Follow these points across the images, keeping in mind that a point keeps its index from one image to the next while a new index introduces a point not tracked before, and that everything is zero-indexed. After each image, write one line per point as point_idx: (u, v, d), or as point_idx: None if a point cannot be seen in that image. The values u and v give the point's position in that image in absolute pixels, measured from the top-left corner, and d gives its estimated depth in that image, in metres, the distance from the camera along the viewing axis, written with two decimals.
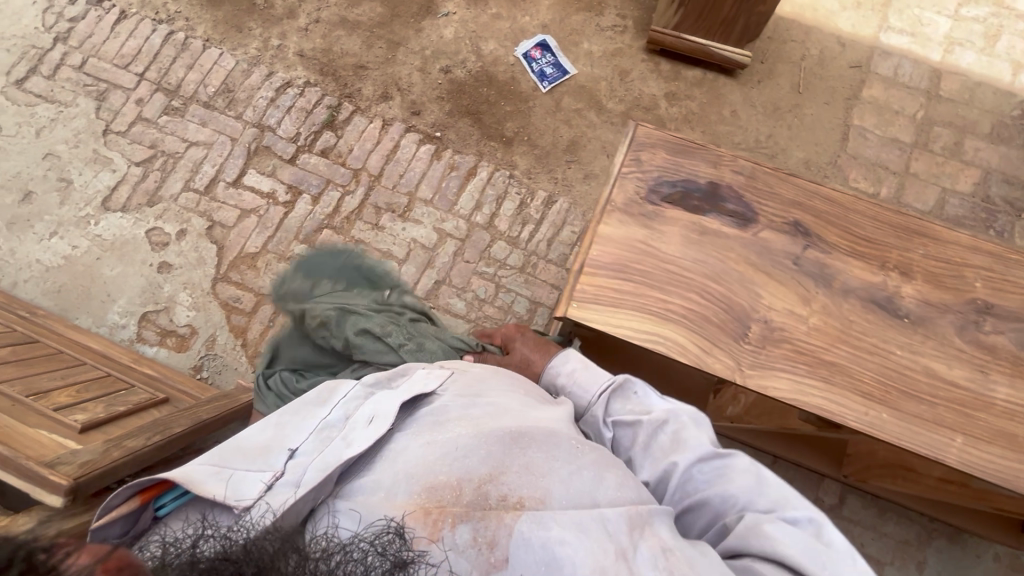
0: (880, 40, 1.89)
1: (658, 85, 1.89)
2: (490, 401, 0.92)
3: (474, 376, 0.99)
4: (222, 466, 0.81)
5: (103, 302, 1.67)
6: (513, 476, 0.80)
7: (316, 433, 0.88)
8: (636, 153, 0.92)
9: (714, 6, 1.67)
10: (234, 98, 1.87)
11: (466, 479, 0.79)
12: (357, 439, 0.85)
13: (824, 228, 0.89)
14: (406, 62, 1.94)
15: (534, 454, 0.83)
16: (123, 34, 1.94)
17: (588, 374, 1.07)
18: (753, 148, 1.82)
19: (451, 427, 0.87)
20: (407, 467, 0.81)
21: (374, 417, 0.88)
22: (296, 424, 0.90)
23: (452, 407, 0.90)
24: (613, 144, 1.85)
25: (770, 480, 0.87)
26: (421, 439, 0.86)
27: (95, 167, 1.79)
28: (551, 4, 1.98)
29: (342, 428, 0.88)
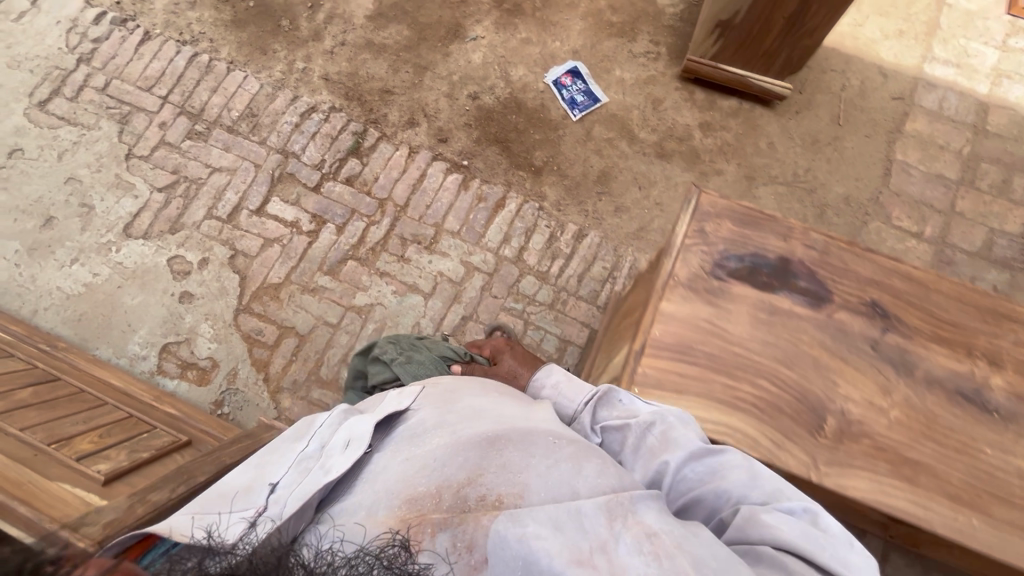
0: (924, 71, 1.83)
1: (692, 114, 1.84)
2: (464, 404, 0.87)
3: (445, 383, 0.94)
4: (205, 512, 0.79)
5: (124, 332, 1.64)
6: (492, 476, 0.74)
7: (294, 466, 0.85)
8: (701, 224, 1.00)
9: (756, 36, 1.58)
10: (258, 123, 1.83)
11: (445, 486, 0.73)
12: (334, 463, 0.81)
13: (906, 312, 0.94)
14: (433, 87, 1.89)
15: (514, 451, 0.77)
16: (147, 56, 1.91)
17: (573, 384, 0.93)
18: (791, 182, 1.76)
19: (428, 438, 0.81)
20: (386, 485, 0.76)
21: (350, 440, 0.84)
22: (277, 461, 0.89)
23: (427, 418, 0.85)
24: (645, 176, 1.79)
25: (764, 473, 0.77)
26: (399, 454, 0.80)
27: (117, 192, 1.76)
28: (583, 28, 1.93)
29: (319, 457, 0.85)
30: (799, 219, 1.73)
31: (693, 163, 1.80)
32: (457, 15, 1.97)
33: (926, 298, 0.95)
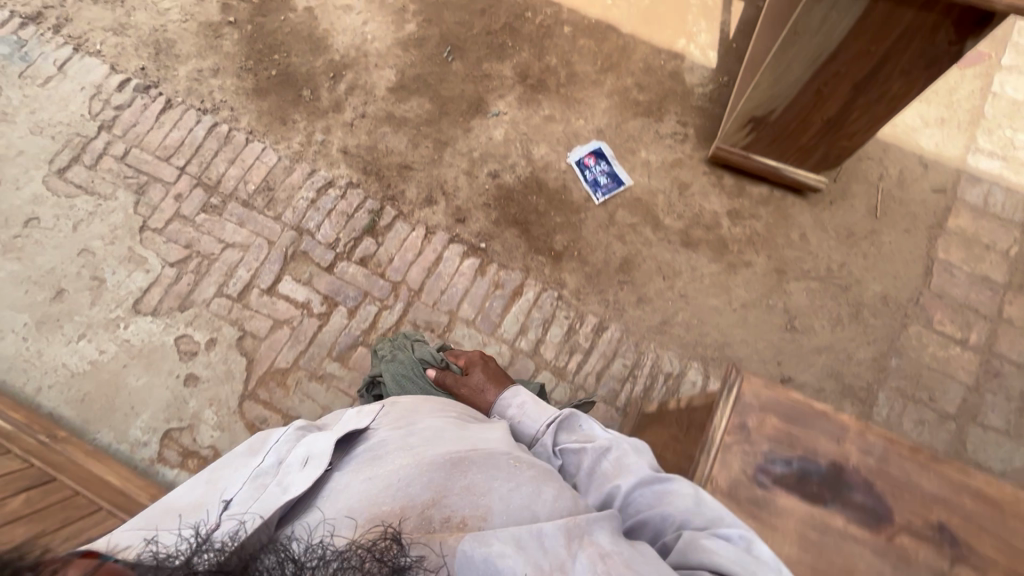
0: (968, 163, 1.74)
1: (720, 201, 1.77)
2: (424, 429, 0.96)
3: (405, 409, 1.03)
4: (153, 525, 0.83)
5: (126, 415, 1.59)
6: (455, 497, 0.81)
7: (252, 482, 0.90)
8: (742, 419, 0.97)
9: (792, 132, 1.49)
10: (274, 197, 1.80)
11: (410, 503, 0.80)
12: (294, 483, 0.86)
13: (977, 537, 0.88)
14: (452, 163, 1.85)
15: (474, 474, 0.85)
16: (167, 124, 1.90)
17: (537, 406, 1.12)
18: (824, 278, 1.68)
19: (390, 459, 0.88)
20: (350, 502, 0.81)
21: (310, 459, 0.90)
22: (229, 476, 0.95)
23: (388, 441, 0.93)
24: (670, 265, 1.71)
25: (707, 501, 0.87)
26: (361, 474, 0.86)
27: (129, 266, 1.74)
28: (608, 107, 1.88)
29: (278, 473, 0.90)
30: (832, 318, 1.64)
31: (720, 253, 1.72)
32: (480, 89, 1.93)
33: (1004, 527, 0.88)
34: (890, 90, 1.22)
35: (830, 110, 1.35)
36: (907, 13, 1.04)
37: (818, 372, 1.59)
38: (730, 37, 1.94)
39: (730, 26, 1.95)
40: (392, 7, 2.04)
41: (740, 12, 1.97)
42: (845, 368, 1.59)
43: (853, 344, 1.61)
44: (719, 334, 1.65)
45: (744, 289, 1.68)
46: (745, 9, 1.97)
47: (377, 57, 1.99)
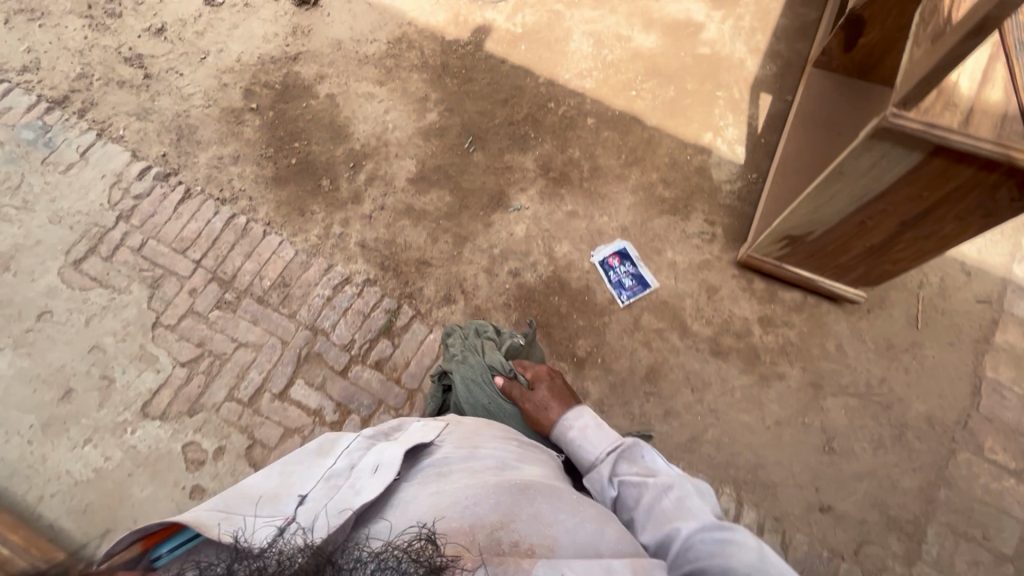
0: (1014, 272, 1.66)
1: (750, 306, 1.69)
2: (488, 454, 1.00)
3: (466, 430, 1.08)
4: (229, 510, 0.84)
5: (128, 530, 1.52)
6: (523, 524, 0.84)
7: (325, 480, 0.93)
8: None
9: (830, 251, 1.42)
10: (289, 294, 1.76)
11: (479, 523, 0.82)
12: (365, 488, 0.88)
13: None
14: (472, 260, 1.80)
15: (537, 506, 0.88)
16: (185, 215, 1.89)
17: (598, 433, 1.21)
18: (863, 394, 1.58)
19: (457, 477, 0.93)
20: (419, 514, 0.85)
21: (380, 466, 0.93)
22: (300, 474, 0.96)
23: (452, 459, 0.97)
24: (699, 376, 1.63)
25: (769, 559, 0.93)
26: (428, 488, 0.91)
27: (139, 365, 1.70)
28: (632, 203, 1.83)
29: (347, 476, 0.93)
30: (874, 441, 1.54)
31: (752, 364, 1.64)
32: (501, 182, 1.90)
33: None
34: (940, 229, 1.15)
35: (873, 239, 1.29)
36: (964, 170, 0.97)
37: (860, 501, 1.49)
38: (759, 132, 1.89)
39: (758, 120, 1.91)
40: (414, 95, 2.04)
41: (767, 105, 1.93)
42: (890, 498, 1.48)
43: (897, 470, 1.50)
44: (752, 455, 1.55)
45: (778, 405, 1.59)
46: (773, 102, 1.93)
47: (397, 146, 1.97)
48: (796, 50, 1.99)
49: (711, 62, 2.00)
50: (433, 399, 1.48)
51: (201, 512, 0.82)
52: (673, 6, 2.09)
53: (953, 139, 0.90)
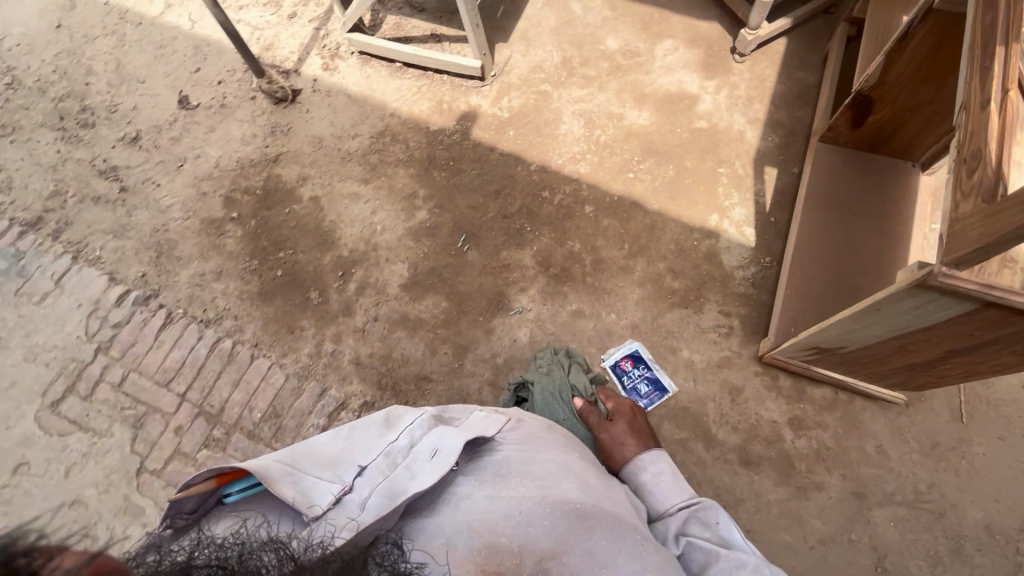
0: None
1: (778, 407, 1.57)
2: (548, 461, 1.01)
3: (531, 432, 1.09)
4: (295, 467, 0.93)
5: None
6: (576, 557, 0.87)
7: (382, 457, 0.96)
8: None
9: (861, 361, 1.30)
10: (281, 425, 1.64)
11: (528, 549, 0.86)
12: (424, 473, 0.92)
13: None
14: (475, 372, 1.69)
15: (587, 531, 0.91)
16: (167, 343, 1.78)
17: (677, 485, 1.18)
18: (912, 502, 1.45)
19: (515, 483, 0.95)
20: (471, 519, 0.89)
21: (439, 452, 0.95)
22: (362, 444, 1.01)
23: (512, 461, 0.99)
24: (730, 491, 1.50)
25: None
26: (485, 489, 0.94)
27: (124, 519, 1.57)
28: (640, 297, 1.72)
29: (406, 455, 0.97)
30: (930, 558, 1.40)
31: (787, 475, 1.50)
32: (500, 282, 1.79)
33: None
34: (998, 358, 1.01)
35: (913, 358, 1.16)
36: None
37: None
38: (767, 210, 1.79)
39: (765, 197, 1.80)
40: (402, 192, 1.94)
41: (774, 179, 1.82)
42: None
43: None
44: None
45: (821, 521, 1.46)
46: (779, 176, 1.83)
47: (388, 249, 1.87)
48: (797, 118, 1.90)
49: (710, 136, 1.91)
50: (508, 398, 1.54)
51: (271, 464, 0.92)
52: (664, 78, 2.01)
53: (1019, 301, 0.78)
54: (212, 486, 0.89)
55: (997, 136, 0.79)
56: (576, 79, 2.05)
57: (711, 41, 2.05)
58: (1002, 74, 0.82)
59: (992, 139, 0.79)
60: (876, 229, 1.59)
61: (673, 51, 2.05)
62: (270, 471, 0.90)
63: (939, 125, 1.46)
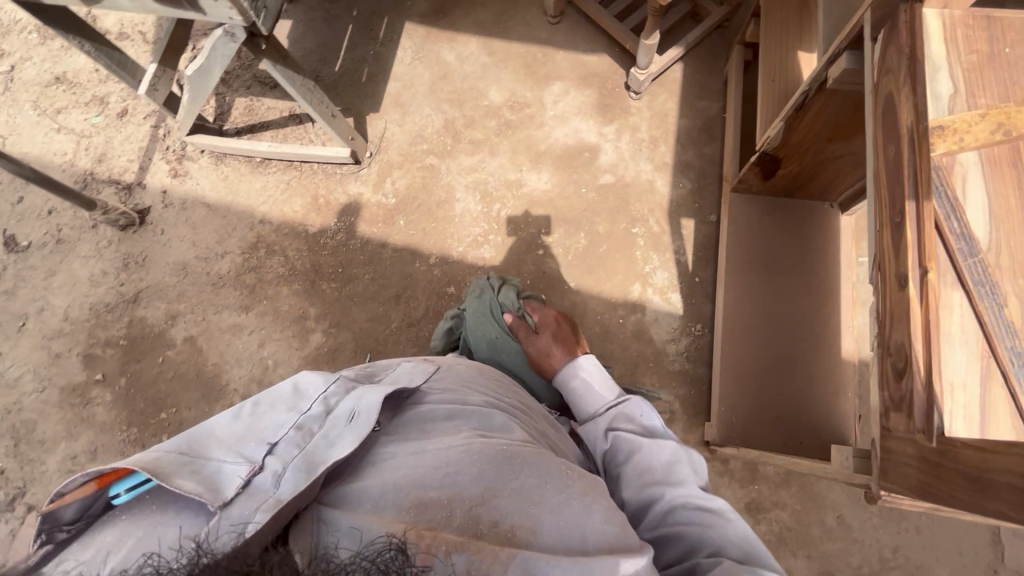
0: None
1: (733, 493, 1.47)
2: (469, 413, 0.87)
3: (451, 385, 0.95)
4: (190, 453, 0.70)
5: None
6: (504, 501, 0.72)
7: (296, 429, 0.76)
8: None
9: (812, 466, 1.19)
10: None
11: (457, 500, 0.71)
12: (340, 440, 0.75)
13: None
14: None
15: (527, 469, 0.77)
16: None
17: (606, 387, 1.21)
18: (880, 571, 1.39)
19: (439, 438, 0.81)
20: (394, 478, 0.73)
21: (357, 415, 0.79)
22: (267, 413, 0.79)
23: (437, 417, 0.86)
24: None
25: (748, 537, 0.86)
26: (406, 448, 0.78)
27: None
28: None
29: (322, 422, 0.78)
30: None
31: None
32: None
33: None
34: None
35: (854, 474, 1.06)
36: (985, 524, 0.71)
37: None
38: (690, 267, 1.65)
39: (686, 254, 1.66)
40: (290, 315, 1.70)
41: (692, 231, 1.68)
42: None
43: None
44: None
45: None
46: (697, 226, 1.68)
47: None
48: (707, 155, 1.74)
49: (618, 192, 1.73)
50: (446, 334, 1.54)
51: (161, 454, 0.67)
52: (559, 129, 1.81)
53: None
54: (92, 492, 0.63)
55: (922, 331, 0.65)
56: (463, 145, 1.82)
57: (603, 76, 1.84)
58: (916, 240, 0.68)
59: (917, 337, 0.65)
60: (803, 287, 1.47)
61: (564, 94, 1.84)
62: (163, 463, 0.66)
63: (852, 172, 1.33)
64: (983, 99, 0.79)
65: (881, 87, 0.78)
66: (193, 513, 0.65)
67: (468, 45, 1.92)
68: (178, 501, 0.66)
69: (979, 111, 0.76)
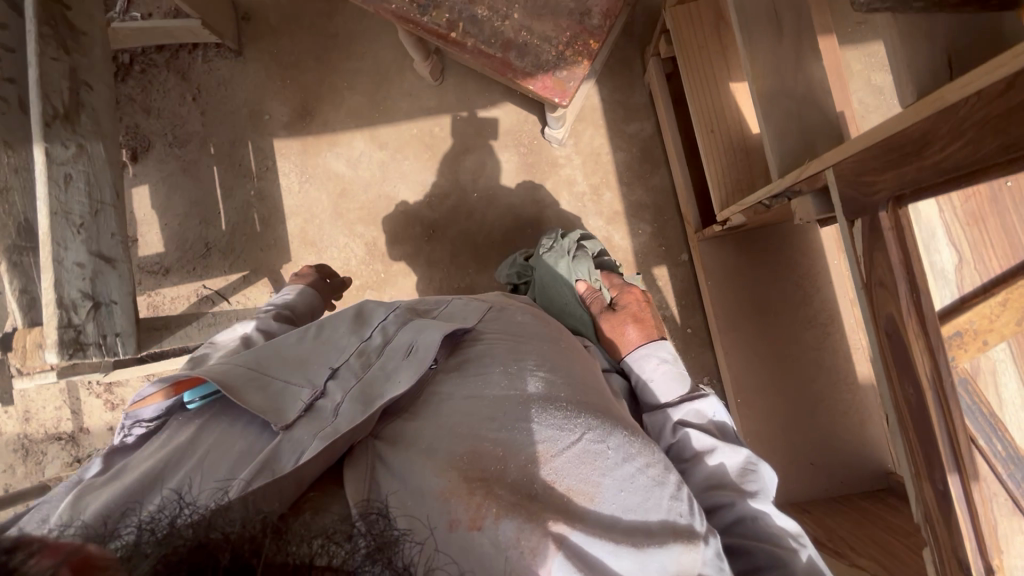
0: None
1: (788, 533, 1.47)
2: (532, 348, 0.85)
3: (516, 318, 0.93)
4: (261, 372, 0.75)
5: None
6: (564, 461, 0.69)
7: (356, 357, 0.79)
8: None
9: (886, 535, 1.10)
10: None
11: (514, 453, 0.68)
12: (398, 373, 0.75)
13: None
14: None
15: (587, 412, 0.75)
16: None
17: (676, 374, 1.05)
18: None
19: (498, 372, 0.79)
20: (450, 422, 0.71)
21: (416, 347, 0.79)
22: (330, 339, 0.83)
23: (498, 348, 0.84)
24: None
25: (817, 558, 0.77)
26: (464, 386, 0.77)
27: None
28: None
29: (380, 352, 0.80)
30: None
31: None
32: None
33: None
34: None
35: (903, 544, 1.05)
36: None
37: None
38: (680, 320, 1.54)
39: (670, 307, 1.54)
40: None
41: (668, 279, 1.55)
42: None
43: None
44: None
45: None
46: (671, 272, 1.55)
47: None
48: (657, 188, 1.56)
49: None
50: (511, 276, 1.46)
51: (232, 368, 0.74)
52: (491, 212, 1.60)
53: None
54: (167, 399, 0.72)
55: None
56: (396, 266, 1.62)
57: (515, 132, 1.60)
58: (966, 509, 0.64)
59: None
60: (802, 320, 1.37)
61: (482, 168, 1.61)
62: (234, 375, 0.72)
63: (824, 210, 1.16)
64: (998, 263, 0.63)
65: (880, 305, 0.72)
66: (254, 427, 0.69)
67: (353, 144, 1.65)
68: (242, 420, 0.70)
69: (996, 296, 0.62)
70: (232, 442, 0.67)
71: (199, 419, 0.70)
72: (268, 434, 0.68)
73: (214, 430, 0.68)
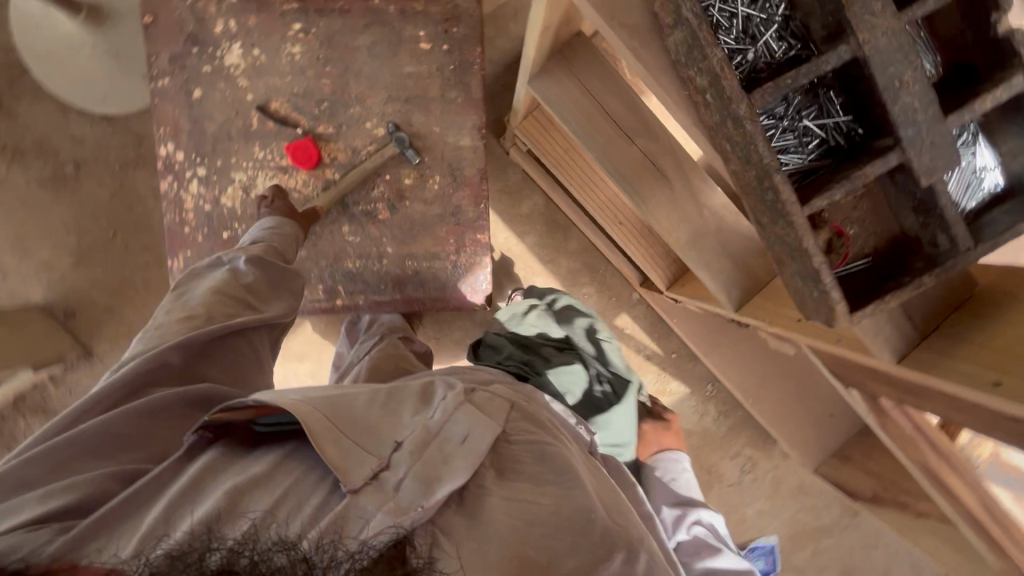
0: None
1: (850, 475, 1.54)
2: (545, 442, 0.61)
3: (528, 421, 0.65)
4: (336, 423, 0.53)
5: None
6: None
7: (422, 433, 0.55)
8: None
9: None
10: None
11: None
12: (456, 464, 0.54)
13: None
14: None
15: (604, 515, 0.56)
16: None
17: (691, 478, 0.90)
18: None
19: (530, 477, 0.57)
20: (504, 519, 0.51)
21: (473, 437, 0.57)
22: (397, 407, 0.60)
23: (530, 441, 0.61)
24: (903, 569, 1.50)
25: None
26: (504, 479, 0.56)
27: None
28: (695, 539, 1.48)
29: (441, 434, 0.56)
30: None
31: None
32: None
33: None
34: None
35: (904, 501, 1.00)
36: None
37: None
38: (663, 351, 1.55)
39: (649, 346, 1.54)
40: None
41: (633, 323, 1.54)
42: None
43: None
44: None
45: None
46: (633, 317, 1.53)
47: None
48: (578, 251, 1.50)
49: None
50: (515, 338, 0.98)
51: (312, 408, 0.53)
52: None
53: None
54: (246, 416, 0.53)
55: None
56: None
57: None
58: None
59: None
60: None
61: None
62: (318, 422, 0.52)
63: None
64: None
65: (905, 454, 0.67)
66: (325, 480, 0.50)
67: None
68: (307, 466, 0.51)
69: None
70: (302, 494, 0.49)
71: (285, 450, 0.53)
72: (334, 495, 0.49)
73: (295, 470, 0.51)
